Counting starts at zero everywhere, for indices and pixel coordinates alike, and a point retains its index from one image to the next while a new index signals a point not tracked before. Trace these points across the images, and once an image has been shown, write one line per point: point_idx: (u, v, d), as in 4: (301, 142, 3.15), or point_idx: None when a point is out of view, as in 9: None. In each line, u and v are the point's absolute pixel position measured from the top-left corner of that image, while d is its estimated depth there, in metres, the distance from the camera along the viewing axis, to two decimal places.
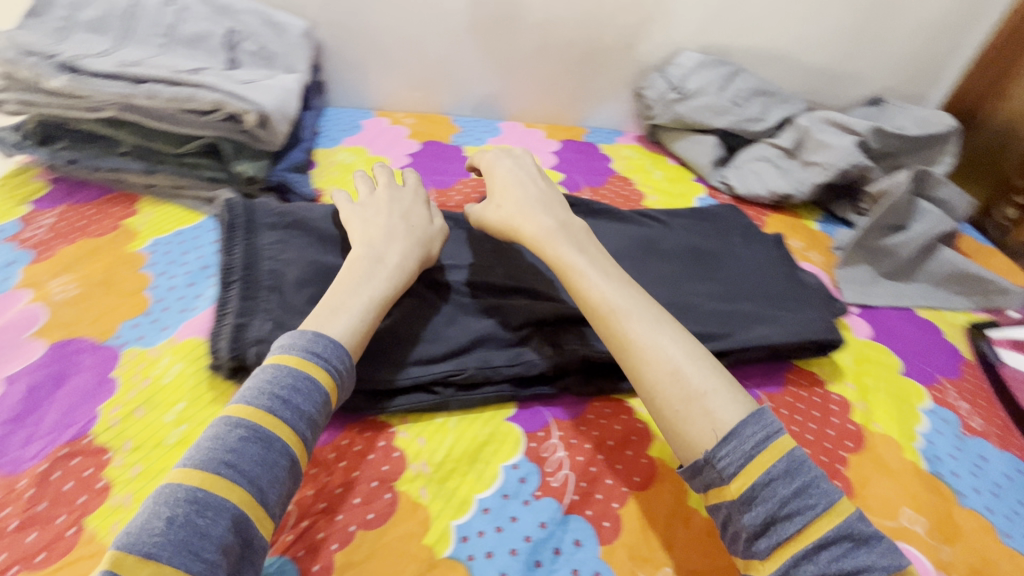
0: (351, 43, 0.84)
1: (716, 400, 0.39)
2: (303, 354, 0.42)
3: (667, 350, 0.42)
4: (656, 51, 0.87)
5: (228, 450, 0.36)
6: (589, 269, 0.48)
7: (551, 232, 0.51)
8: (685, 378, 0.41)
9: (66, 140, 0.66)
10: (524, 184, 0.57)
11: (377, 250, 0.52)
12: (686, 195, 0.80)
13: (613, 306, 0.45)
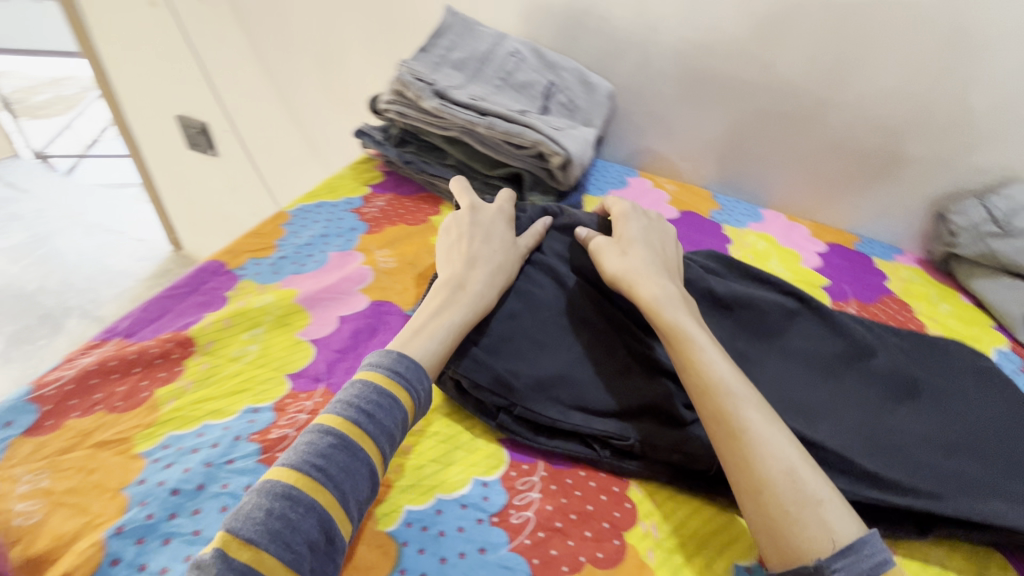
0: (641, 110, 0.92)
1: (832, 510, 0.40)
2: (387, 373, 0.47)
3: (780, 448, 0.43)
4: (976, 176, 0.78)
5: (320, 456, 0.41)
6: (709, 350, 0.50)
7: (675, 307, 0.54)
8: (800, 481, 0.41)
9: (414, 146, 0.83)
10: (650, 247, 0.62)
11: (461, 277, 0.58)
12: (981, 342, 0.69)
13: (729, 390, 0.47)
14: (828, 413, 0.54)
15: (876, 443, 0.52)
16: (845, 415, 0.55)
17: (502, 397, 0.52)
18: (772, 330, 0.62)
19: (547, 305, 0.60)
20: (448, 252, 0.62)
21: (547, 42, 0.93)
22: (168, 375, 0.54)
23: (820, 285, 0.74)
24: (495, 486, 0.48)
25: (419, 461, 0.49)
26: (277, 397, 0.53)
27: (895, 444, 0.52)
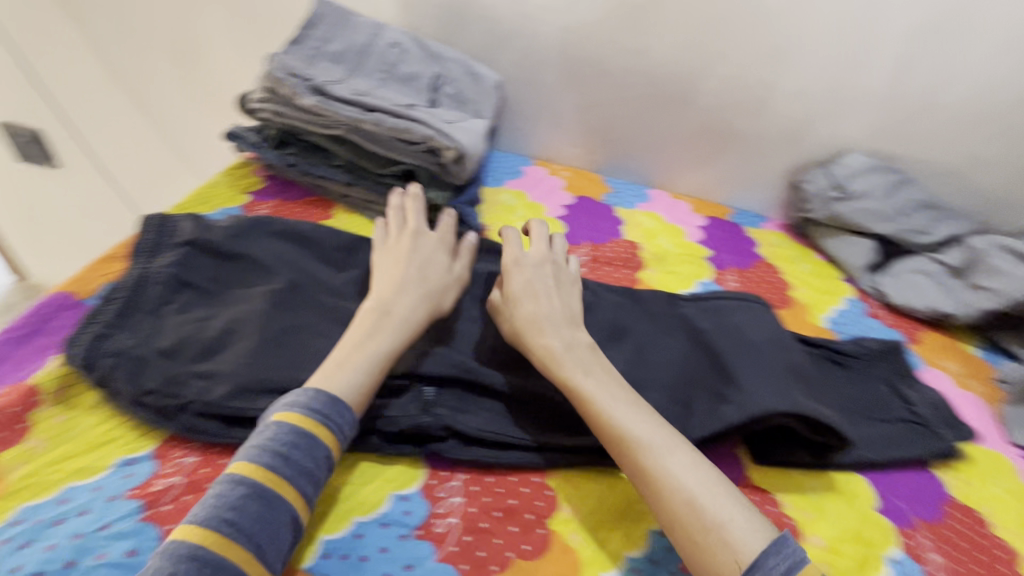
0: (530, 100, 0.94)
1: (742, 524, 0.40)
2: (302, 410, 0.43)
3: (680, 475, 0.43)
4: (822, 148, 0.88)
5: (229, 509, 0.38)
6: (614, 403, 0.48)
7: (557, 345, 0.51)
8: (702, 509, 0.41)
9: (295, 147, 0.78)
10: (557, 296, 0.56)
11: (388, 301, 0.52)
12: (835, 294, 0.79)
13: (632, 440, 0.45)
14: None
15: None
16: None
17: (176, 399, 0.47)
18: None
19: (263, 306, 0.54)
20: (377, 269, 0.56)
21: (429, 32, 0.90)
22: (9, 434, 0.46)
23: (703, 257, 0.81)
24: (415, 498, 0.47)
25: (331, 486, 0.46)
26: (156, 442, 0.47)
27: None
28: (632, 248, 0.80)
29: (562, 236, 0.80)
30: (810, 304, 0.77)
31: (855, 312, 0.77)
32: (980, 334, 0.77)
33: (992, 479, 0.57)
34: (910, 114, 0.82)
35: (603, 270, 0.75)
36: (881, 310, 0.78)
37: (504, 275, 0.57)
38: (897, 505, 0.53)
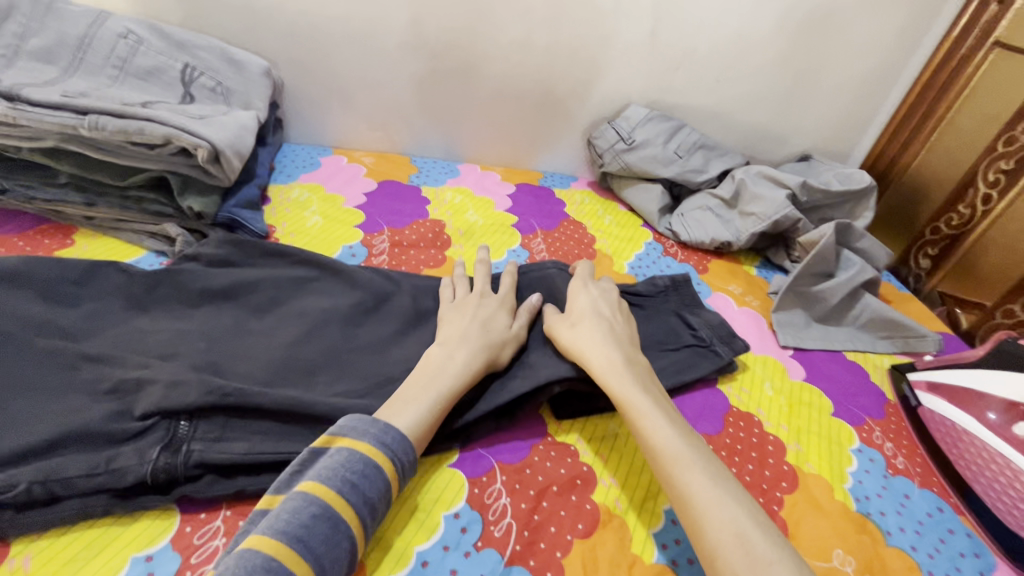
0: (316, 86, 0.89)
1: (784, 572, 0.35)
2: (376, 441, 0.42)
3: (730, 510, 0.39)
4: (607, 104, 0.92)
5: (298, 525, 0.36)
6: (653, 413, 0.46)
7: (628, 382, 0.49)
8: (754, 543, 0.37)
9: (1, 168, 0.65)
10: (602, 316, 0.57)
11: (453, 348, 0.51)
12: (636, 240, 0.84)
13: (673, 453, 0.43)
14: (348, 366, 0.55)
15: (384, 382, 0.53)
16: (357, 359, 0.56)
17: None
18: (285, 302, 0.60)
19: None
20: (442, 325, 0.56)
21: (174, 19, 0.80)
22: None
23: (510, 224, 0.81)
24: (165, 554, 0.40)
25: (47, 569, 0.38)
26: None
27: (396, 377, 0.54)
28: (437, 227, 0.78)
29: (360, 226, 0.75)
30: (612, 254, 0.80)
31: (652, 254, 0.82)
32: (757, 254, 0.86)
33: (765, 382, 0.64)
34: (673, 63, 0.88)
35: (406, 253, 0.72)
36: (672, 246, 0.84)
37: (569, 298, 0.60)
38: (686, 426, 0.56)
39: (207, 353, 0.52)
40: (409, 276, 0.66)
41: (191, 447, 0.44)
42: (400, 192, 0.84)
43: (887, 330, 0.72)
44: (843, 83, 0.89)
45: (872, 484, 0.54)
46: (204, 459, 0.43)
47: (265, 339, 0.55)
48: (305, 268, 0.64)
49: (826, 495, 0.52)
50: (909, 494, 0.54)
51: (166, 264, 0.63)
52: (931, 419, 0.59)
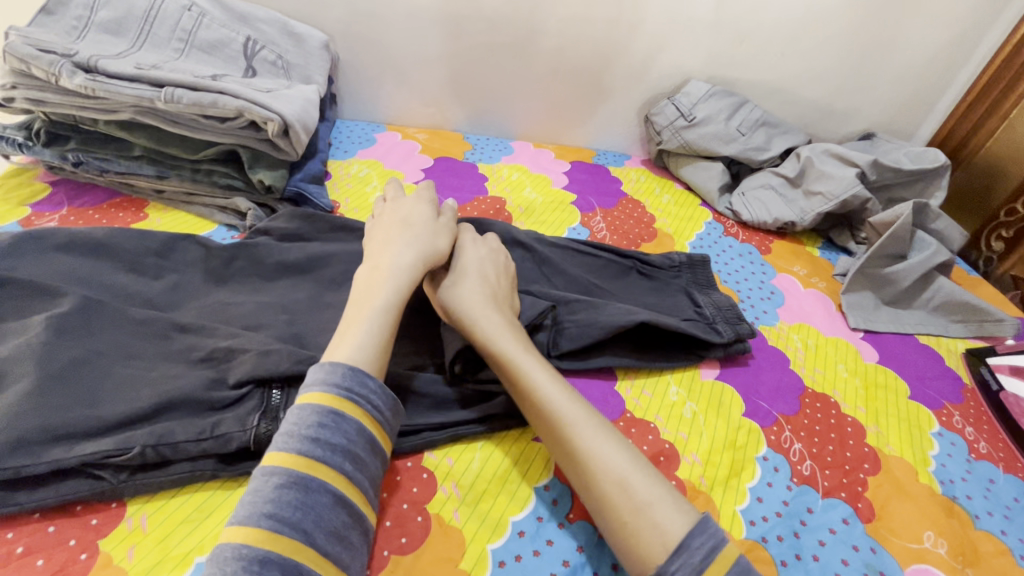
0: (372, 59, 0.88)
1: (664, 510, 0.37)
2: (327, 388, 0.39)
3: (615, 462, 0.39)
4: (666, 80, 0.90)
5: (266, 503, 0.34)
6: (535, 370, 0.45)
7: (503, 338, 0.47)
8: (633, 488, 0.38)
9: (76, 140, 0.66)
10: (487, 265, 0.54)
11: (388, 257, 0.51)
12: (695, 219, 0.82)
13: (550, 408, 0.42)
14: (426, 340, 0.55)
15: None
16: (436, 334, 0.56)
17: None
18: (358, 276, 0.61)
19: (45, 332, 0.45)
20: (370, 241, 0.55)
21: None
22: None
23: (569, 202, 0.80)
24: None
25: (165, 529, 0.40)
26: None
27: None
28: (497, 203, 0.77)
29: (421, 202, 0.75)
30: (673, 233, 0.79)
31: (713, 234, 0.80)
32: (820, 235, 0.84)
33: (839, 363, 0.63)
34: (736, 37, 0.85)
35: None
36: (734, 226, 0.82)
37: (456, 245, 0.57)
38: (764, 407, 0.56)
39: (290, 325, 0.53)
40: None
41: None
42: (458, 169, 0.83)
43: (967, 314, 0.70)
44: (915, 57, 0.86)
45: (957, 469, 0.53)
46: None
47: (343, 312, 0.56)
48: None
49: (911, 478, 0.51)
50: (994, 480, 0.53)
51: (239, 237, 0.63)
52: (1013, 402, 0.59)
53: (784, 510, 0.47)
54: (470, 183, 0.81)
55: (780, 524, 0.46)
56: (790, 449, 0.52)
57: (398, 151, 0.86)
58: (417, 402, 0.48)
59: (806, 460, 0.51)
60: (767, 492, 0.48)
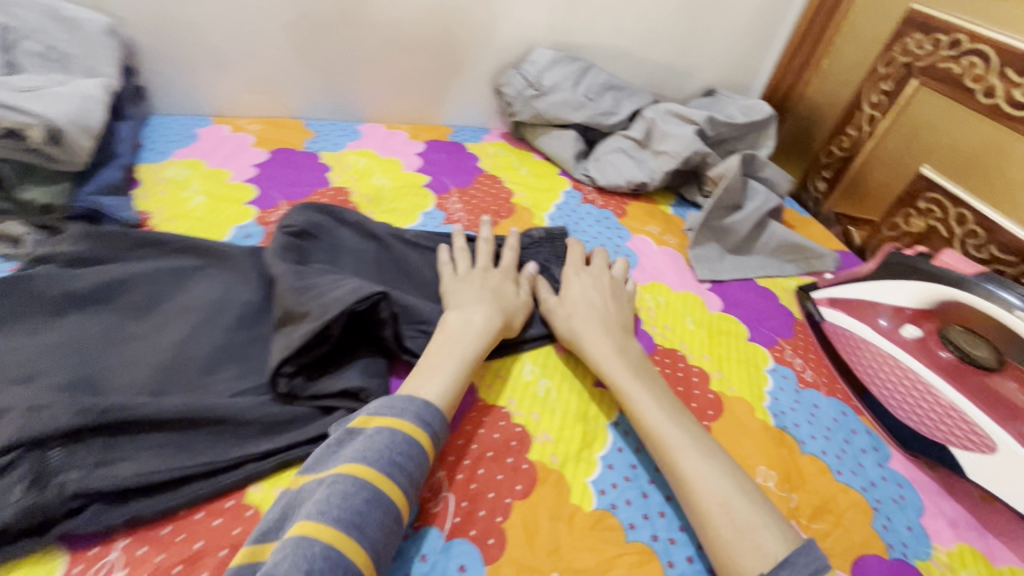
0: (178, 43, 0.77)
1: (768, 534, 0.40)
2: (414, 418, 0.42)
3: (717, 482, 0.43)
4: (511, 47, 0.87)
5: (353, 511, 0.36)
6: (642, 394, 0.49)
7: (617, 366, 0.52)
8: (738, 512, 0.41)
9: None
10: (593, 297, 0.59)
11: (467, 313, 0.53)
12: (553, 189, 0.82)
13: (661, 435, 0.46)
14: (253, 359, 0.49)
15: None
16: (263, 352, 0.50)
17: None
18: (168, 297, 0.53)
19: None
20: (451, 293, 0.57)
21: None
22: None
23: (422, 184, 0.76)
24: None
25: None
26: None
27: None
28: (340, 194, 0.72)
29: (251, 202, 0.67)
30: (531, 206, 0.78)
31: (571, 203, 0.80)
32: (672, 192, 0.87)
33: (687, 316, 0.65)
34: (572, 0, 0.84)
35: None
36: (591, 193, 0.83)
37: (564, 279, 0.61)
38: None
39: (77, 368, 0.45)
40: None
41: (66, 478, 0.38)
42: (294, 163, 0.76)
43: (796, 255, 0.76)
44: (740, 13, 0.90)
45: (787, 400, 0.57)
46: (82, 489, 0.38)
47: (149, 343, 0.49)
48: (188, 256, 0.57)
49: (748, 417, 0.55)
50: (817, 405, 0.58)
51: (13, 269, 0.53)
52: (835, 331, 0.63)
53: (632, 472, 0.48)
54: (310, 175, 0.74)
55: (627, 486, 0.47)
56: None
57: (225, 146, 0.77)
58: (236, 433, 0.44)
59: None
60: (616, 456, 0.49)
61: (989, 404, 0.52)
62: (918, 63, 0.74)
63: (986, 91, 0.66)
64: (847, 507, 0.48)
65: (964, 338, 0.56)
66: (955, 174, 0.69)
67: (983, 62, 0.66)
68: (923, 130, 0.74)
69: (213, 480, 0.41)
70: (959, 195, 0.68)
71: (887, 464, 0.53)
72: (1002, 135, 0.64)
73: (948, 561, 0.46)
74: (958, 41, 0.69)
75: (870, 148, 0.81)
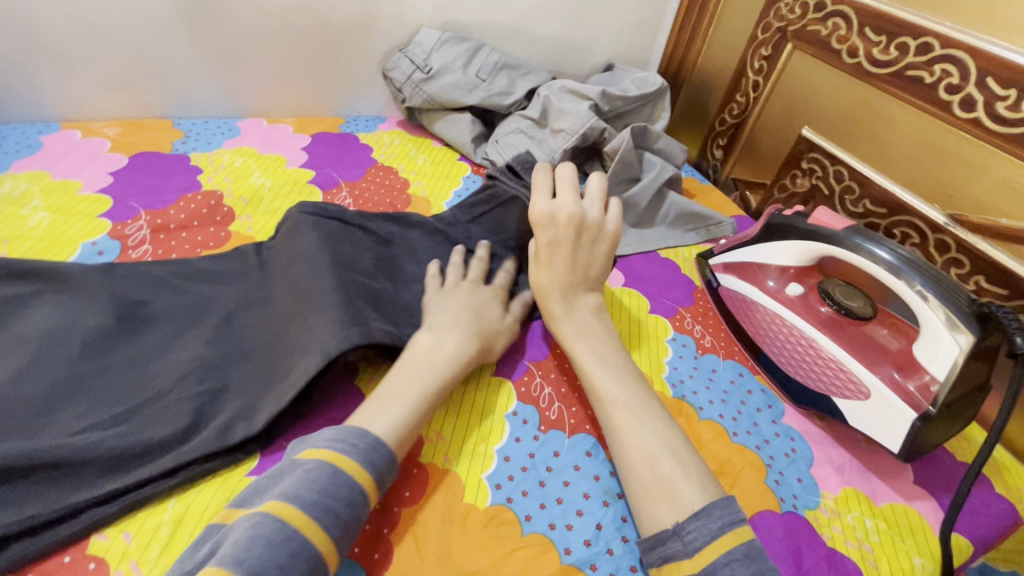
0: (3, 39, 0.67)
1: (687, 487, 0.39)
2: (361, 459, 0.37)
3: (646, 436, 0.42)
4: (396, 30, 0.83)
5: (273, 567, 0.30)
6: (587, 350, 0.48)
7: (568, 322, 0.51)
8: (661, 466, 0.40)
9: None
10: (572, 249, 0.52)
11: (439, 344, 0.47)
12: (452, 176, 0.79)
13: (601, 393, 0.45)
14: (97, 391, 0.43)
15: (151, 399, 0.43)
16: (112, 382, 0.44)
17: None
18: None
19: None
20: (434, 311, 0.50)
21: None
22: None
23: (306, 181, 0.71)
24: None
25: None
26: None
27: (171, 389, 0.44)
28: (212, 199, 0.66)
29: (104, 215, 0.60)
30: (429, 195, 0.75)
31: (472, 189, 0.78)
32: (576, 171, 0.87)
33: None
34: None
35: (172, 237, 0.60)
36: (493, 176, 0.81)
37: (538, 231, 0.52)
38: (514, 358, 0.55)
39: None
40: (177, 265, 0.55)
41: None
42: (159, 167, 0.69)
43: (695, 224, 0.77)
44: None
45: (686, 368, 0.58)
46: None
47: None
48: (19, 281, 0.49)
49: (646, 389, 0.55)
50: (715, 369, 0.58)
51: None
52: (730, 296, 0.64)
53: (530, 461, 0.47)
54: (177, 179, 0.67)
55: (525, 476, 0.45)
56: (542, 394, 0.52)
57: (75, 154, 0.68)
58: (73, 476, 0.38)
59: (553, 404, 0.51)
60: (514, 446, 0.47)
61: (864, 349, 0.54)
62: (789, 28, 0.77)
63: (849, 50, 0.68)
64: (743, 468, 0.49)
65: (840, 291, 0.59)
66: (830, 133, 0.72)
67: (844, 22, 0.69)
68: (799, 92, 0.76)
69: (44, 535, 0.36)
70: (836, 152, 0.71)
71: (780, 420, 0.54)
72: (866, 92, 0.67)
73: (835, 505, 0.48)
74: (823, 4, 0.71)
75: (757, 113, 0.84)
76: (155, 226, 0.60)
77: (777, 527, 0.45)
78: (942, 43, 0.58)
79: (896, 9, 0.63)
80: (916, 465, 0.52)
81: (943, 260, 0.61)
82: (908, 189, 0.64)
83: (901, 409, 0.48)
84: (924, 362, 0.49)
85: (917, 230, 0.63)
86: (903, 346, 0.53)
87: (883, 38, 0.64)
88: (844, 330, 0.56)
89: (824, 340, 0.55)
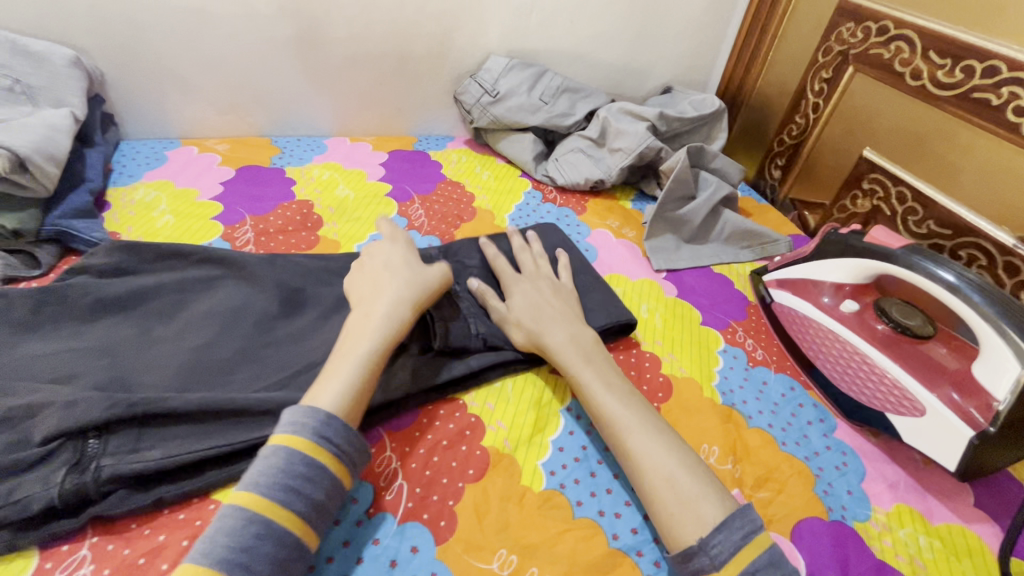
0: (143, 71, 0.80)
1: (710, 505, 0.41)
2: (314, 437, 0.40)
3: (665, 460, 0.43)
4: (467, 58, 0.90)
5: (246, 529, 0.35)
6: (593, 383, 0.49)
7: (564, 356, 0.52)
8: (680, 485, 0.42)
9: None
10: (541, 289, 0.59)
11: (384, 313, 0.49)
12: (514, 191, 0.85)
13: (615, 421, 0.46)
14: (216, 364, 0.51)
15: (256, 375, 0.51)
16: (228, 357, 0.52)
17: None
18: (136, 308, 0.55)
19: None
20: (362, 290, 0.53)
21: None
22: None
23: (384, 194, 0.79)
24: None
25: None
26: None
27: (273, 368, 0.52)
28: (303, 208, 0.74)
29: (217, 217, 0.70)
30: (493, 208, 0.80)
31: (531, 203, 0.83)
32: (633, 188, 0.90)
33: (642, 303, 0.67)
34: (522, 9, 0.87)
35: (272, 239, 0.69)
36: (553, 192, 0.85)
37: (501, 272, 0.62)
38: None
39: (111, 369, 0.48)
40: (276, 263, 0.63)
41: (101, 462, 0.42)
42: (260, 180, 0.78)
43: (755, 244, 0.78)
44: (688, 12, 0.93)
45: (737, 379, 0.60)
46: (76, 484, 0.40)
47: (114, 353, 0.50)
48: (154, 270, 0.59)
49: (697, 396, 0.56)
50: (766, 381, 0.60)
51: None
52: (783, 311, 0.65)
53: (583, 453, 0.50)
54: (275, 189, 0.77)
55: (580, 466, 0.49)
56: None
57: (195, 165, 0.80)
58: (203, 431, 0.45)
59: None
60: (572, 438, 0.51)
61: (921, 368, 0.54)
62: (851, 52, 0.78)
63: (914, 74, 0.69)
64: (791, 475, 0.50)
65: (899, 311, 0.59)
66: (894, 155, 0.72)
67: (908, 45, 0.69)
68: (860, 115, 0.77)
69: (181, 477, 0.44)
70: (898, 174, 0.71)
71: (832, 434, 0.55)
72: (930, 115, 0.67)
73: (885, 520, 0.48)
74: (886, 28, 0.72)
75: (817, 133, 0.84)
76: (257, 229, 0.70)
77: (824, 534, 0.46)
78: (1011, 65, 0.58)
79: (964, 33, 0.63)
80: (978, 488, 0.51)
81: (1012, 283, 0.60)
82: (975, 210, 0.63)
83: (957, 427, 0.48)
84: (985, 383, 0.48)
85: (986, 252, 0.62)
86: (961, 367, 0.53)
87: (948, 61, 0.64)
88: (904, 349, 0.56)
89: (878, 357, 0.56)
